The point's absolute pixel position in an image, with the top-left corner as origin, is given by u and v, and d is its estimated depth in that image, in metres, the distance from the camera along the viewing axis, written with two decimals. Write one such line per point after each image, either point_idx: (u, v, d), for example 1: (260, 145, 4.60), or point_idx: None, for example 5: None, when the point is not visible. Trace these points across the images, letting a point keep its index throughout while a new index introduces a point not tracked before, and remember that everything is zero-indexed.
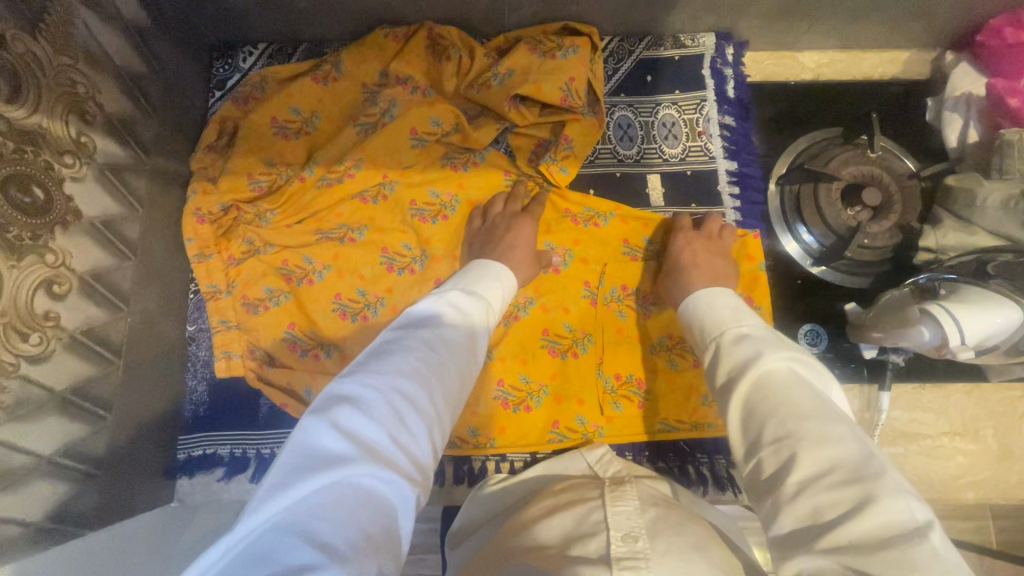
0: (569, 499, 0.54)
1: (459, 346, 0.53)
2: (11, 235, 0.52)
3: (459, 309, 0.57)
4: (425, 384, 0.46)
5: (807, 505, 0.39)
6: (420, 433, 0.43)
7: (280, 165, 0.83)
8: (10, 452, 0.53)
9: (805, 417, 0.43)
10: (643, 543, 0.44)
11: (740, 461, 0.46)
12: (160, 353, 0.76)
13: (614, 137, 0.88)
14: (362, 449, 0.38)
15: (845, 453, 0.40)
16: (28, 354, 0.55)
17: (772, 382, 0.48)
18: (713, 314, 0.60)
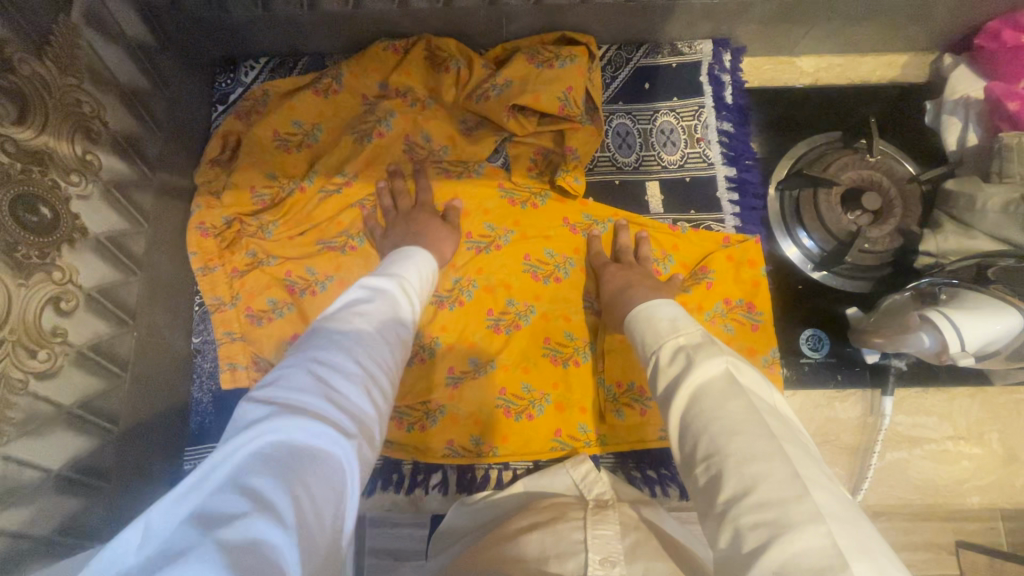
0: (550, 516, 0.59)
1: (383, 314, 0.52)
2: (19, 254, 0.54)
3: (375, 284, 0.56)
4: (349, 348, 0.45)
5: (732, 529, 0.39)
6: (351, 391, 0.42)
7: (283, 178, 0.84)
8: (20, 467, 0.54)
9: (736, 432, 0.43)
10: (619, 568, 0.47)
11: (685, 476, 0.46)
12: (165, 366, 0.76)
13: (613, 145, 0.89)
14: (284, 409, 0.38)
15: (769, 474, 0.40)
16: (37, 370, 0.56)
17: (707, 396, 0.47)
18: (654, 326, 0.59)
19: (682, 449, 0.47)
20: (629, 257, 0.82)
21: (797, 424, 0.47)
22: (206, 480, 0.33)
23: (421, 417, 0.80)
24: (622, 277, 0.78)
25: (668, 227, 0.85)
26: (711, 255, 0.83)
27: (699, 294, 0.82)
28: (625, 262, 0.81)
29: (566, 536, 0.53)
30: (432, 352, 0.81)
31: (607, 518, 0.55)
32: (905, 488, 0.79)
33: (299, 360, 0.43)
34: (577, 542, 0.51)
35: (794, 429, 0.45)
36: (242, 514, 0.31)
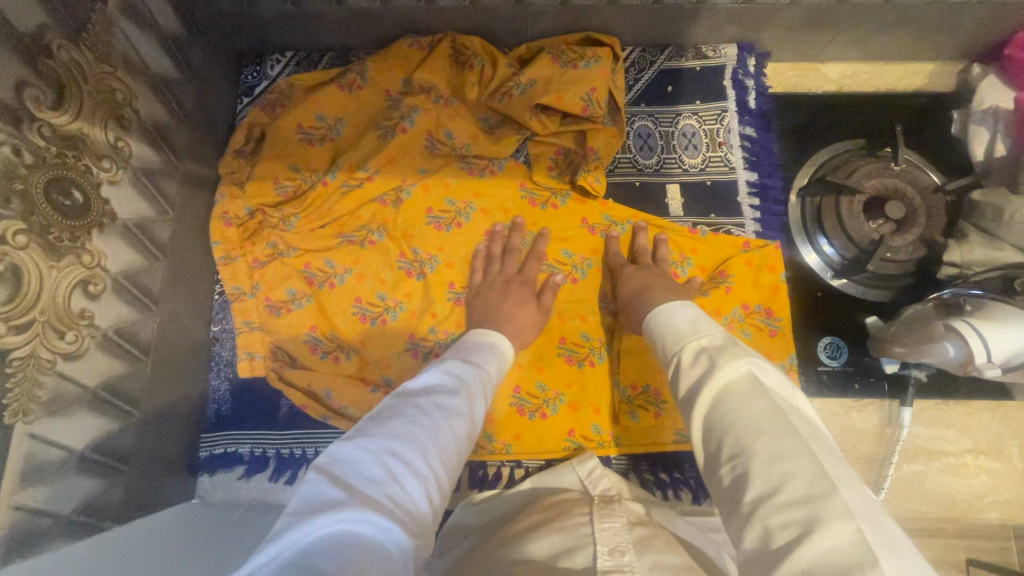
0: (555, 513, 0.59)
1: (463, 413, 0.52)
2: (52, 236, 0.55)
3: (456, 375, 0.57)
4: (426, 446, 0.46)
5: (758, 527, 0.39)
6: (419, 490, 0.42)
7: (305, 171, 0.85)
8: (45, 445, 0.55)
9: (760, 432, 0.43)
10: (629, 557, 0.47)
11: (709, 479, 0.46)
12: (185, 353, 0.77)
13: (634, 147, 0.89)
14: (357, 496, 0.38)
15: (794, 471, 0.39)
16: (65, 351, 0.57)
17: (730, 396, 0.47)
18: (673, 327, 0.59)
19: (705, 453, 0.47)
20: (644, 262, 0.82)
21: (821, 426, 0.46)
22: (277, 558, 0.34)
23: None
24: (636, 279, 0.78)
25: (688, 230, 0.85)
26: (730, 259, 0.83)
27: (717, 298, 0.81)
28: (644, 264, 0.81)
29: (573, 530, 0.53)
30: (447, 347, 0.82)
31: (615, 512, 0.55)
32: (922, 501, 0.78)
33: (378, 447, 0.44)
34: (585, 535, 0.51)
35: (819, 429, 0.45)
36: None
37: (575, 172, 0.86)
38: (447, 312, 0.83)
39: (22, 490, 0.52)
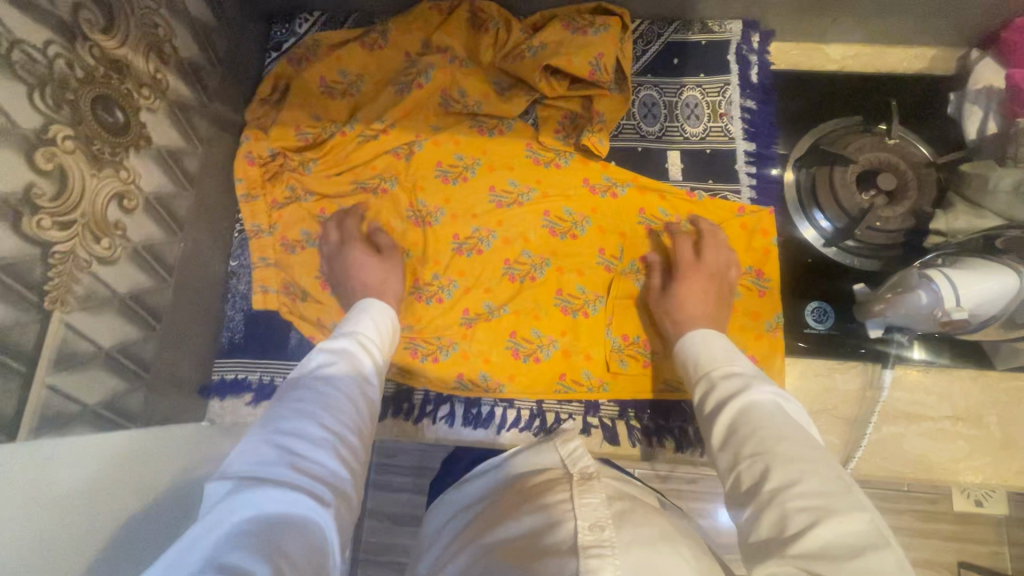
0: (534, 489, 0.55)
1: (347, 379, 0.60)
2: (94, 147, 0.60)
3: (336, 351, 0.64)
4: (313, 417, 0.53)
5: (777, 510, 0.44)
6: (320, 456, 0.50)
7: (326, 121, 0.90)
8: (78, 337, 0.60)
9: (783, 438, 0.49)
10: (609, 533, 0.46)
11: (726, 479, 0.52)
12: (205, 281, 0.83)
13: (638, 114, 0.93)
14: (251, 482, 0.45)
15: (815, 469, 0.46)
16: (100, 255, 0.62)
17: (756, 410, 0.54)
18: (708, 351, 0.66)
19: (722, 459, 0.53)
20: (704, 266, 0.81)
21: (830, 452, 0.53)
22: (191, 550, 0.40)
23: (434, 350, 0.85)
24: (694, 288, 0.79)
25: (686, 194, 0.88)
26: (724, 223, 0.87)
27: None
28: (700, 259, 0.82)
29: (552, 504, 0.51)
30: (449, 293, 0.87)
31: (594, 486, 0.52)
32: (898, 461, 0.80)
33: (267, 436, 0.50)
34: (565, 511, 0.49)
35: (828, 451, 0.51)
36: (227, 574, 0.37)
37: (580, 134, 0.90)
38: (450, 260, 0.87)
39: (55, 372, 0.58)
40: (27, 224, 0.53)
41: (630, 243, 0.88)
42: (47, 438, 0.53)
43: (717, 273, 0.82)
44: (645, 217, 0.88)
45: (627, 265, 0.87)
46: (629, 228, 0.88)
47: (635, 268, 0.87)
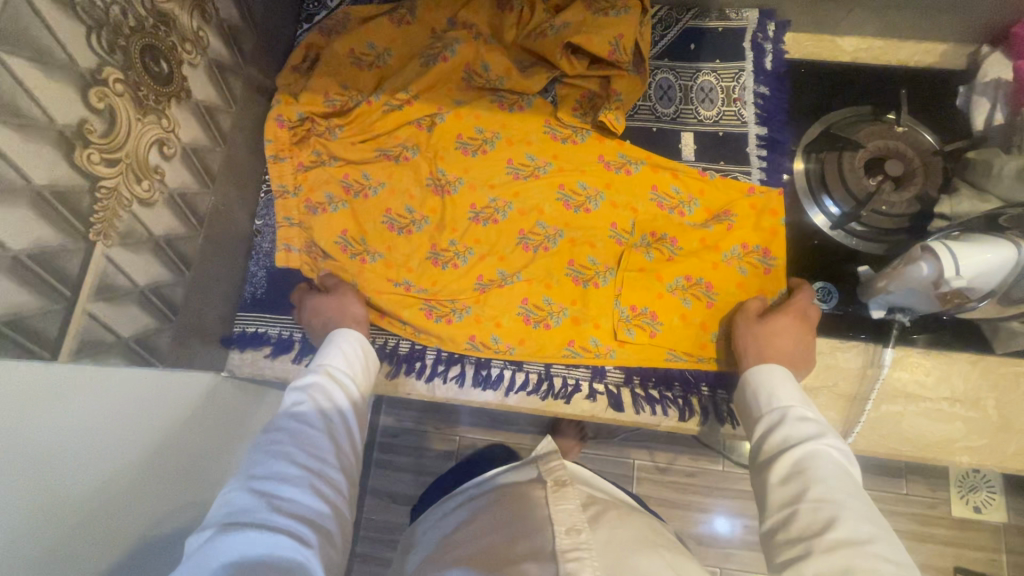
0: (511, 499, 0.68)
1: (315, 416, 0.66)
2: (141, 94, 0.64)
3: (309, 387, 0.70)
4: (287, 459, 0.59)
5: (840, 559, 0.49)
6: (296, 497, 0.56)
7: (353, 90, 0.94)
8: (116, 271, 0.64)
9: (851, 498, 0.54)
10: (584, 535, 0.59)
11: (780, 510, 0.57)
12: (232, 236, 0.86)
13: (654, 96, 0.96)
14: (229, 528, 0.51)
15: (884, 538, 0.51)
16: (140, 197, 0.66)
17: (828, 462, 0.58)
18: (783, 386, 0.68)
19: (779, 495, 0.58)
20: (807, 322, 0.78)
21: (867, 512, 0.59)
22: None
23: (447, 311, 0.88)
24: (791, 329, 0.77)
25: (697, 173, 0.91)
26: (734, 202, 0.89)
27: (718, 234, 0.88)
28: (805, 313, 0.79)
29: (533, 513, 0.64)
30: (464, 260, 0.90)
31: (568, 493, 0.66)
32: (897, 439, 0.82)
33: (242, 484, 0.57)
34: (543, 518, 0.63)
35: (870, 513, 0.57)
36: None
37: (597, 113, 0.93)
38: (466, 227, 0.91)
39: (94, 301, 0.61)
40: (79, 157, 0.57)
41: (642, 219, 0.90)
42: (77, 367, 0.58)
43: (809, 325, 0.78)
44: (657, 194, 0.91)
45: (638, 240, 0.90)
46: (640, 203, 0.90)
47: (645, 242, 0.90)
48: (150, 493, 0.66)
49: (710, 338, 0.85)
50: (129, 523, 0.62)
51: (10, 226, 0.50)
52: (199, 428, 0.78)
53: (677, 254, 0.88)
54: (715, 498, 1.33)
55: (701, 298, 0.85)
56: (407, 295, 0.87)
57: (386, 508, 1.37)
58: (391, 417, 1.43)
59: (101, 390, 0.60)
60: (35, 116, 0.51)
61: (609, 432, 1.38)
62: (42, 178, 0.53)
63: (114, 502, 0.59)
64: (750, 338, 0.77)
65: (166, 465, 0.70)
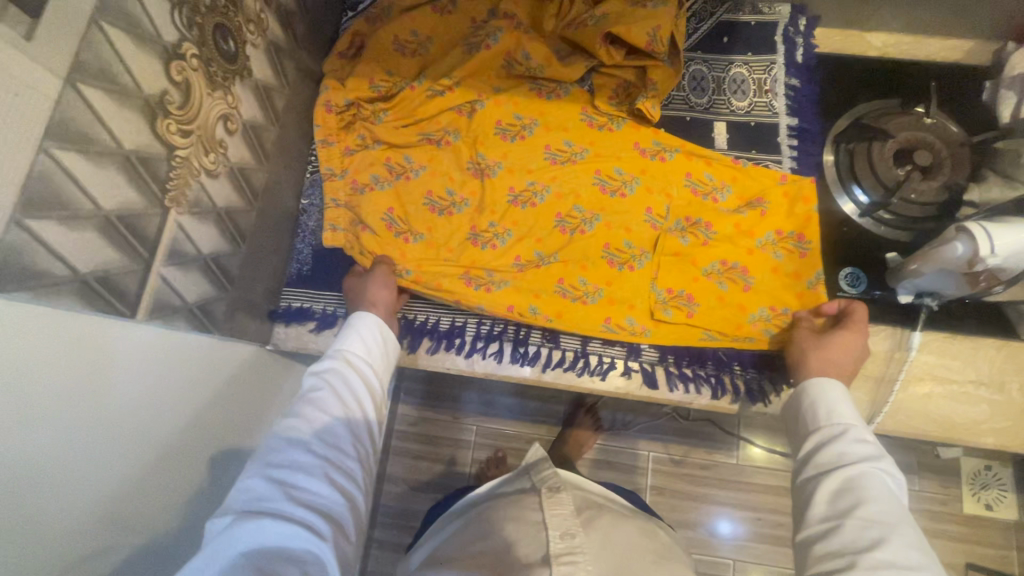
0: (507, 509, 0.69)
1: (331, 402, 0.66)
2: (212, 70, 0.67)
3: (324, 374, 0.70)
4: (303, 449, 0.60)
5: None
6: (311, 487, 0.57)
7: (397, 77, 0.98)
8: (186, 238, 0.67)
9: (899, 524, 0.56)
10: (578, 539, 0.60)
11: (823, 524, 0.59)
12: (281, 214, 0.90)
13: (688, 87, 0.99)
14: (244, 518, 0.53)
15: (931, 567, 0.52)
16: (208, 169, 0.69)
17: (880, 486, 0.59)
18: (840, 404, 0.69)
19: (824, 509, 0.60)
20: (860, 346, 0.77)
21: None
22: None
23: (486, 281, 0.90)
24: (854, 344, 0.76)
25: (731, 161, 0.94)
26: (767, 189, 0.92)
27: (752, 221, 0.91)
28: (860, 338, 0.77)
29: (528, 518, 0.65)
30: (503, 240, 0.92)
31: (562, 500, 0.67)
32: (923, 420, 0.84)
33: (260, 471, 0.58)
34: (537, 522, 0.64)
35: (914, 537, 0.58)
36: None
37: (634, 102, 0.96)
38: (506, 210, 0.93)
39: (167, 265, 0.64)
40: (160, 127, 0.60)
41: (677, 204, 0.93)
42: (150, 326, 0.61)
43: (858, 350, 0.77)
44: (691, 180, 0.93)
45: (673, 225, 0.92)
46: (675, 189, 0.93)
47: (680, 226, 0.92)
48: (190, 455, 0.70)
49: (747, 319, 0.86)
50: (159, 484, 0.63)
51: (102, 185, 0.53)
52: (236, 408, 0.80)
53: (711, 239, 0.90)
54: (730, 492, 1.32)
55: (736, 282, 0.88)
56: (449, 265, 0.90)
57: (402, 495, 1.38)
58: (412, 404, 1.44)
59: (142, 372, 0.59)
60: (127, 84, 0.55)
61: (625, 423, 1.38)
62: (129, 143, 0.56)
63: (145, 458, 0.61)
64: (812, 350, 0.77)
65: (203, 429, 0.72)
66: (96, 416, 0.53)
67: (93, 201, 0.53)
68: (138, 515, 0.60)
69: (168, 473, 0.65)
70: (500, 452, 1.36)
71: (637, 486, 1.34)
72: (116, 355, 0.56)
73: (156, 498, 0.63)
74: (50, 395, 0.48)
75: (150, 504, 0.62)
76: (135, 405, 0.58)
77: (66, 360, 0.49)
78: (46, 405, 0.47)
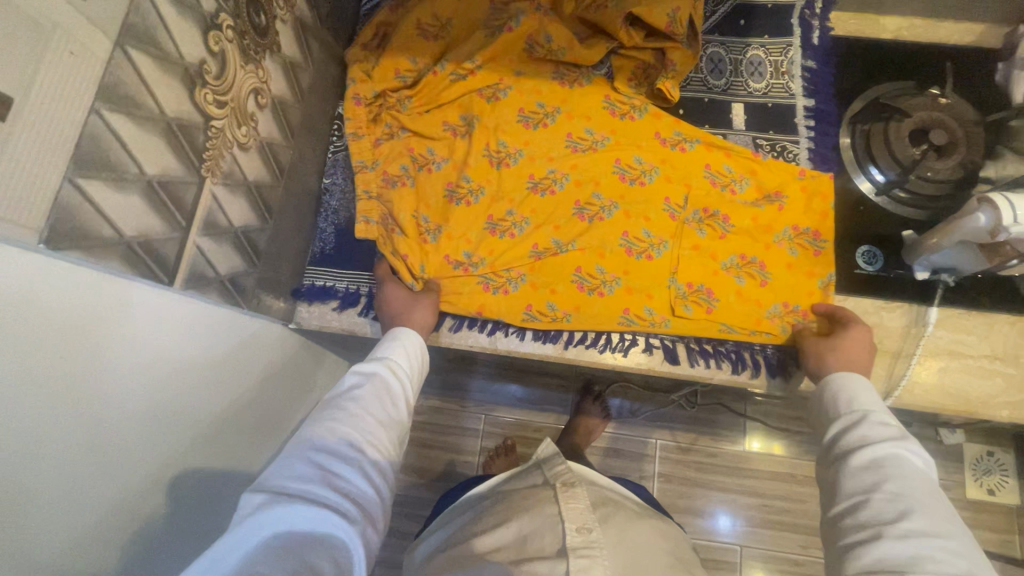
0: (520, 502, 0.70)
1: (375, 402, 0.67)
2: (246, 42, 0.68)
3: (365, 374, 0.71)
4: (344, 441, 0.60)
5: (912, 550, 0.51)
6: (348, 479, 0.57)
7: (420, 62, 0.98)
8: (220, 210, 0.67)
9: (927, 499, 0.56)
10: (595, 535, 0.61)
11: (849, 499, 0.59)
12: (304, 192, 0.90)
13: (706, 69, 1.00)
14: (279, 498, 0.52)
15: (960, 537, 0.53)
16: (241, 142, 0.70)
17: (907, 465, 0.59)
18: (864, 391, 0.70)
19: (851, 485, 0.60)
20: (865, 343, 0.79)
21: None
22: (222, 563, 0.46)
23: (504, 282, 0.91)
24: (861, 341, 0.79)
25: (750, 154, 0.95)
26: (786, 183, 0.92)
27: (770, 215, 0.91)
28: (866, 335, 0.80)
29: (543, 510, 0.66)
30: (521, 229, 0.93)
31: (577, 494, 0.68)
32: (939, 393, 0.85)
33: (301, 456, 0.57)
34: (553, 515, 0.64)
35: None
36: None
37: (653, 83, 0.97)
38: (526, 197, 0.94)
39: (202, 236, 0.65)
40: (198, 95, 0.60)
41: (695, 195, 0.93)
42: (181, 295, 0.61)
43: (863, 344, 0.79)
44: (710, 172, 0.94)
45: (690, 215, 0.93)
46: (694, 180, 0.93)
47: (697, 217, 0.92)
48: (209, 436, 0.69)
49: (765, 314, 0.87)
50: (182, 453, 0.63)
51: (146, 150, 0.54)
52: (251, 393, 0.79)
53: (729, 232, 0.91)
54: (737, 479, 1.34)
55: (756, 276, 0.89)
56: (465, 275, 0.91)
57: (412, 483, 1.38)
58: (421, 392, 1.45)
59: (163, 359, 0.58)
60: (170, 50, 0.55)
61: (633, 411, 1.39)
62: (171, 110, 0.56)
63: (169, 420, 0.60)
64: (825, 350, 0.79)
65: (229, 401, 0.73)
66: (126, 378, 0.53)
67: (138, 165, 0.53)
68: (151, 497, 0.58)
69: (180, 456, 0.63)
70: (510, 440, 1.37)
71: (645, 472, 1.35)
72: (130, 340, 0.53)
73: (168, 480, 0.61)
74: (84, 354, 0.48)
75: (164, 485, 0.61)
76: (149, 385, 0.56)
77: (78, 342, 0.47)
78: (54, 389, 0.45)
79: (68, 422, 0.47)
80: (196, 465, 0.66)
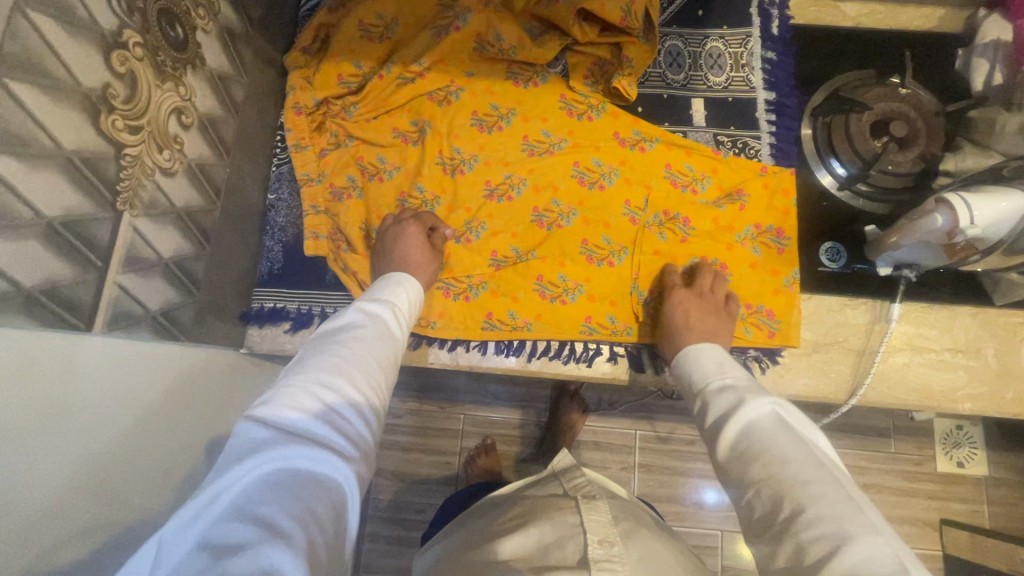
0: (536, 516, 0.64)
1: (374, 344, 0.62)
2: (160, 59, 0.63)
3: (367, 316, 0.66)
4: (349, 377, 0.56)
5: (793, 544, 0.47)
6: (350, 419, 0.53)
7: (366, 67, 0.93)
8: (142, 244, 0.63)
9: (788, 461, 0.53)
10: (617, 549, 0.56)
11: (736, 502, 0.56)
12: (245, 211, 0.86)
13: (665, 63, 0.97)
14: (281, 434, 0.47)
15: (827, 494, 0.49)
16: (162, 166, 0.65)
17: (756, 429, 0.57)
18: (701, 367, 0.70)
19: (731, 485, 0.57)
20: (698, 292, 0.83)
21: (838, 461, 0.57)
22: (213, 507, 0.41)
23: (463, 291, 0.88)
24: (692, 300, 0.81)
25: (711, 151, 0.92)
26: (747, 181, 0.90)
27: (731, 215, 0.89)
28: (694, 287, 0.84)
29: (563, 521, 0.61)
30: (477, 235, 0.90)
31: (599, 507, 0.63)
32: (903, 390, 0.84)
33: (303, 387, 0.52)
34: (574, 525, 0.60)
35: (833, 462, 0.55)
36: (256, 545, 0.38)
37: (610, 79, 0.93)
38: (481, 205, 0.90)
39: (123, 273, 0.60)
40: (104, 123, 0.55)
41: (656, 197, 0.91)
42: (106, 336, 0.56)
43: (684, 296, 0.82)
44: (671, 171, 0.91)
45: (651, 218, 0.90)
46: (655, 181, 0.91)
47: (658, 220, 0.90)
48: (178, 458, 0.64)
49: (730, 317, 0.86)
50: (156, 467, 0.60)
51: (44, 192, 0.49)
52: (211, 398, 0.74)
53: (690, 235, 0.89)
54: None
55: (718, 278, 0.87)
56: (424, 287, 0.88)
57: (391, 488, 1.36)
58: (395, 397, 1.41)
59: (110, 380, 0.55)
60: (62, 78, 0.50)
61: (611, 403, 1.37)
62: (70, 143, 0.51)
63: (135, 446, 0.57)
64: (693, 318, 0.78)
65: (195, 419, 0.69)
66: (82, 410, 0.50)
67: (32, 209, 0.48)
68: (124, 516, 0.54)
69: (144, 457, 0.58)
70: (489, 439, 1.35)
71: (624, 463, 1.35)
72: (76, 367, 0.51)
73: (142, 484, 0.57)
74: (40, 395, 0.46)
75: (130, 491, 0.56)
76: (105, 398, 0.53)
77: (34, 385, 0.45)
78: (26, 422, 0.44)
79: (26, 414, 0.44)
80: (171, 479, 0.62)
